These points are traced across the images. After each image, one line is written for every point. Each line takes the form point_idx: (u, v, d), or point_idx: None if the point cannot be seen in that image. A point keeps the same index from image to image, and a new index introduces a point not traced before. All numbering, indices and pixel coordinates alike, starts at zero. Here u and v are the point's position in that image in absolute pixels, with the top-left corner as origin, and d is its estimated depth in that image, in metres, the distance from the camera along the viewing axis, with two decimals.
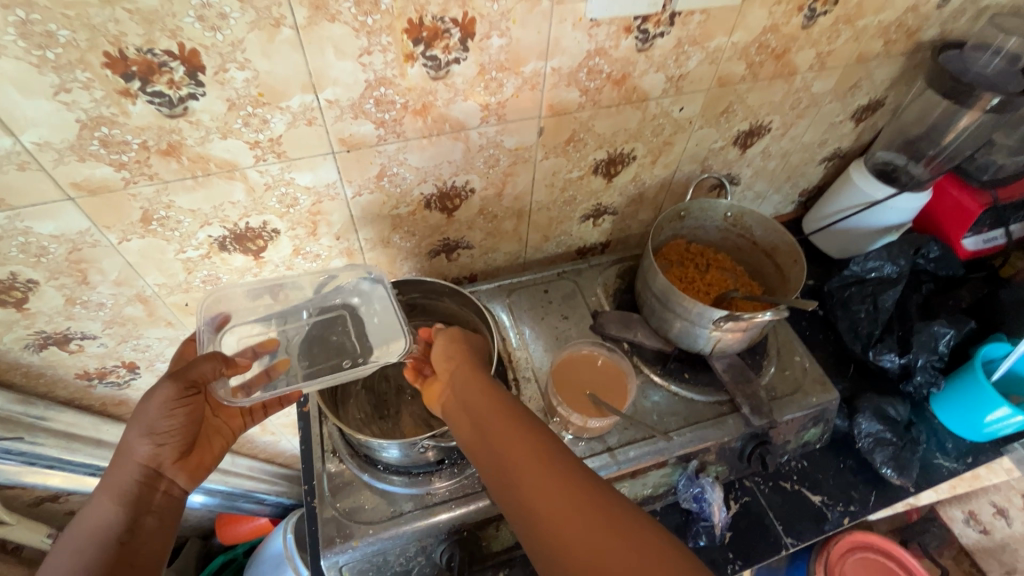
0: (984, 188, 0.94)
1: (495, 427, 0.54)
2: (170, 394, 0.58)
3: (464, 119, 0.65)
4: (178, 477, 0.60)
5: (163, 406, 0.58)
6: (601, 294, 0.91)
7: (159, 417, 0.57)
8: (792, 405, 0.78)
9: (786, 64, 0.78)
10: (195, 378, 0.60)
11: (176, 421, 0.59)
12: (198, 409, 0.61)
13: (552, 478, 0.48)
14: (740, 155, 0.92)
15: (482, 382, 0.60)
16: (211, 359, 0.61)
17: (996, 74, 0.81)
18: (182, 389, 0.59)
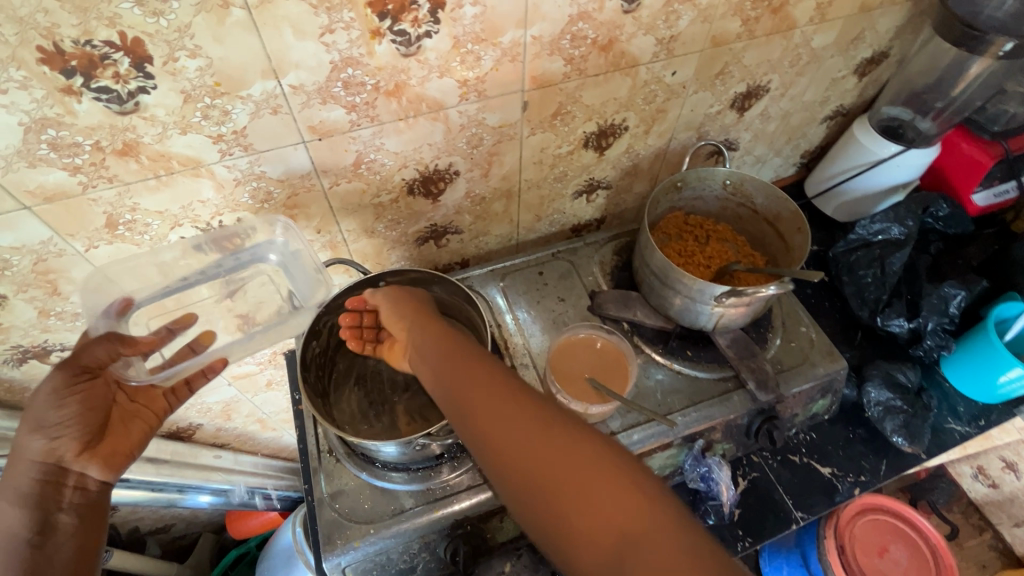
0: (995, 140, 0.90)
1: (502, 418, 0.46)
2: (57, 384, 0.57)
3: (441, 97, 0.61)
4: (88, 468, 0.58)
5: (51, 397, 0.56)
6: (598, 273, 0.88)
7: (47, 411, 0.56)
8: (799, 378, 0.76)
9: (785, 18, 0.73)
10: (87, 365, 0.59)
11: (69, 412, 0.57)
12: (94, 397, 0.59)
13: (575, 457, 0.42)
14: (738, 119, 0.88)
15: (467, 361, 0.54)
16: (103, 342, 0.59)
17: (1009, 17, 0.76)
18: (69, 377, 0.58)
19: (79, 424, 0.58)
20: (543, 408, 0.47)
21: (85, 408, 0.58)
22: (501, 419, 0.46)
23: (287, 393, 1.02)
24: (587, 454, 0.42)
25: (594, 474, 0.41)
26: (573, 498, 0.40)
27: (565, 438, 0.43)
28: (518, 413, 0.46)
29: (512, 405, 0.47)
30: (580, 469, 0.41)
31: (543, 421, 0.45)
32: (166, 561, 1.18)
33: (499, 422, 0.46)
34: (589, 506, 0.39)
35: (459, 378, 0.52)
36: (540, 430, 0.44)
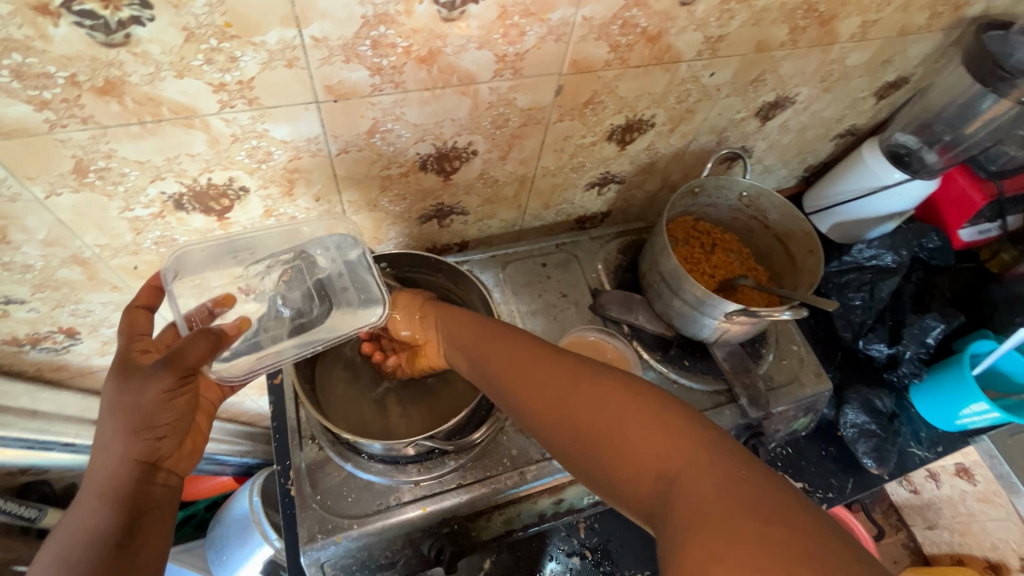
0: (990, 180, 0.92)
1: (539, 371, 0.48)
2: (166, 386, 0.49)
3: (474, 70, 0.55)
4: (176, 468, 0.53)
5: (161, 397, 0.49)
6: (602, 271, 0.85)
7: (155, 412, 0.49)
8: (787, 397, 0.78)
9: (829, 32, 0.71)
10: (193, 366, 0.50)
11: (170, 412, 0.51)
12: (190, 394, 0.53)
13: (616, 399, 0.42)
14: (759, 128, 0.86)
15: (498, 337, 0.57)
16: (205, 339, 0.50)
17: None
18: (180, 379, 0.50)
19: (175, 422, 0.52)
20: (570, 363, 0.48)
21: (180, 407, 0.52)
22: (533, 385, 0.47)
23: None
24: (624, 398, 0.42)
25: (630, 413, 0.40)
26: (604, 429, 0.41)
27: (599, 381, 0.44)
28: (554, 366, 0.48)
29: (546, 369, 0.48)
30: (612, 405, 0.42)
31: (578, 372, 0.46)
32: None
33: (534, 380, 0.48)
34: (631, 441, 0.39)
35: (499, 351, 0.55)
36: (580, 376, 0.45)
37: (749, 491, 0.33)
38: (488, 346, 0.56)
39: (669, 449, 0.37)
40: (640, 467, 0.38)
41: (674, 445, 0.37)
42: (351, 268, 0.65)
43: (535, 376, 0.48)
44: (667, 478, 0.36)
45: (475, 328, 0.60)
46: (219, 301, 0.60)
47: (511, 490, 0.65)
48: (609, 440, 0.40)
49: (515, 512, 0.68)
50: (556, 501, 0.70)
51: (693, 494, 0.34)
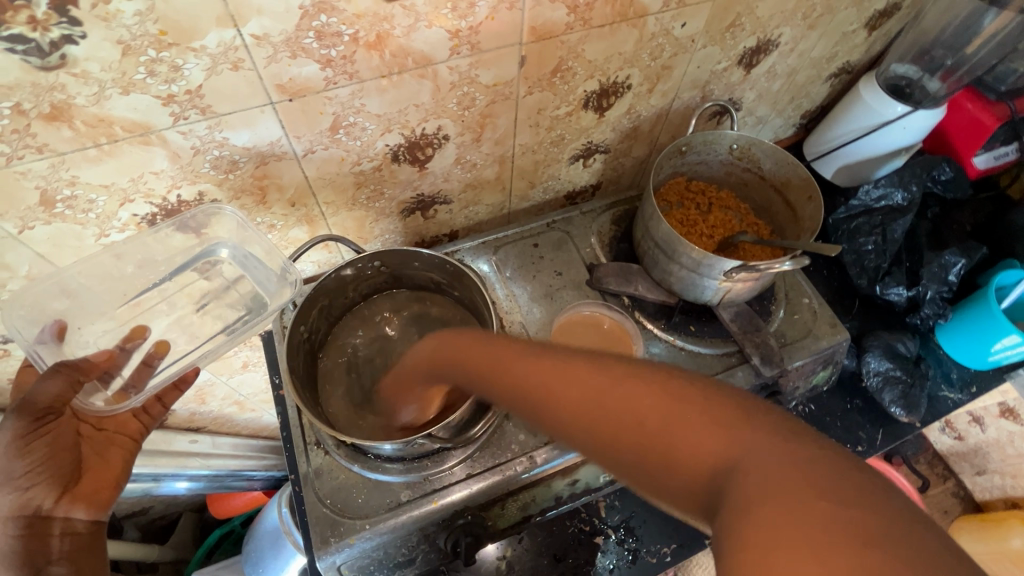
0: (1001, 101, 0.87)
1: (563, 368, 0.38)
2: (20, 432, 0.47)
3: (430, 51, 0.53)
4: (73, 512, 0.51)
5: (14, 447, 0.47)
6: (596, 245, 0.83)
7: (13, 464, 0.46)
8: (803, 351, 0.74)
9: None
10: (49, 406, 0.48)
11: (38, 459, 0.49)
12: (63, 435, 0.51)
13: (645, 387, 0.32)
14: (744, 77, 0.82)
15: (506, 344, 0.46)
16: (56, 375, 0.49)
17: None
18: (34, 423, 0.48)
19: (55, 466, 0.50)
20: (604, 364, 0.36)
21: (54, 450, 0.50)
22: (547, 399, 0.37)
23: (265, 374, 0.96)
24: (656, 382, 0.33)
25: (671, 403, 0.31)
26: (645, 430, 0.31)
27: (624, 374, 0.34)
28: (562, 363, 0.38)
29: (559, 376, 0.37)
30: (652, 398, 0.32)
31: (599, 369, 0.36)
32: (145, 545, 1.14)
33: (545, 378, 0.38)
34: (657, 427, 0.30)
35: (496, 361, 0.45)
36: (604, 374, 0.35)
37: (818, 455, 0.26)
38: (496, 361, 0.45)
39: (724, 430, 0.28)
40: (683, 464, 0.29)
41: (720, 425, 0.29)
42: (269, 264, 0.63)
43: (555, 384, 0.37)
44: (720, 470, 0.27)
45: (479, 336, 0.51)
46: (129, 336, 0.60)
47: (523, 476, 0.64)
48: (645, 440, 0.30)
49: (530, 496, 0.67)
50: (571, 483, 0.68)
51: (743, 482, 0.26)
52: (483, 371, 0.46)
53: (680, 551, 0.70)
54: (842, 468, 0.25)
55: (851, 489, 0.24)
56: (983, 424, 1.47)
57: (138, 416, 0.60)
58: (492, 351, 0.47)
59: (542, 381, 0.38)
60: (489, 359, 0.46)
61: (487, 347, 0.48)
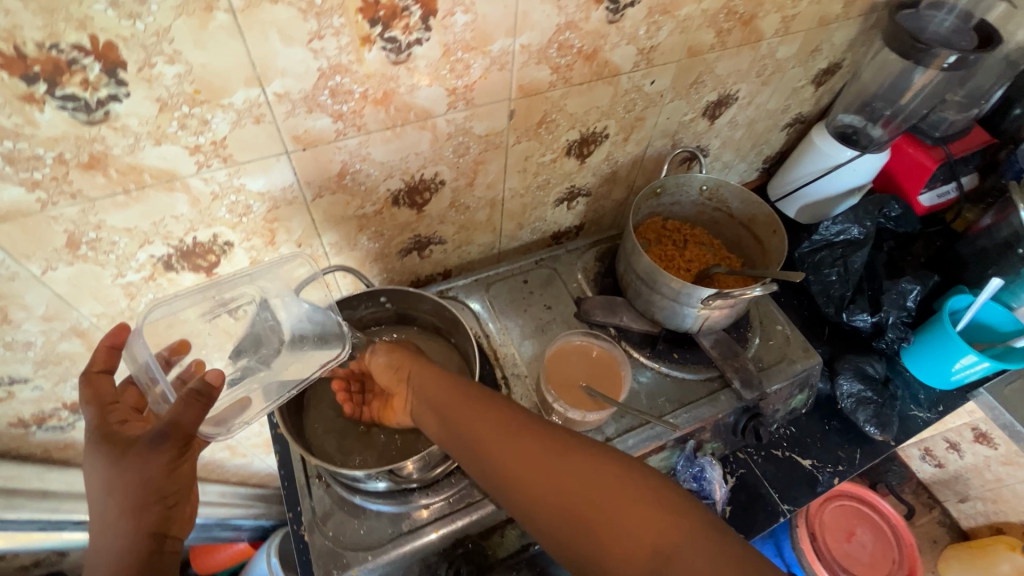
0: (937, 145, 0.98)
1: (531, 454, 0.49)
2: (168, 459, 0.49)
3: (429, 105, 0.59)
4: (182, 530, 0.52)
5: (167, 467, 0.49)
6: (582, 280, 0.88)
7: (160, 481, 0.49)
8: (779, 375, 0.79)
9: (753, 30, 0.76)
10: (190, 433, 0.50)
11: (176, 480, 0.50)
12: (192, 459, 0.52)
13: (602, 480, 0.46)
14: (709, 127, 0.91)
15: (475, 406, 0.56)
16: (195, 403, 0.50)
17: (950, 32, 0.82)
18: (180, 449, 0.49)
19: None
20: (562, 445, 0.50)
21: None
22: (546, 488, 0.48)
23: (259, 416, 0.97)
24: (610, 473, 0.46)
25: (626, 499, 0.45)
26: (610, 521, 0.44)
27: (582, 465, 0.47)
28: (530, 443, 0.50)
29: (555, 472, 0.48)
30: (627, 510, 0.44)
31: (581, 458, 0.48)
32: None
33: (514, 464, 0.50)
34: (610, 518, 0.44)
35: (477, 428, 0.54)
36: (573, 466, 0.47)
37: (696, 514, 0.44)
38: (465, 424, 0.55)
39: (666, 524, 0.43)
40: (634, 546, 0.43)
41: (654, 520, 0.43)
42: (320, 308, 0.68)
43: (538, 466, 0.49)
44: (661, 553, 0.41)
45: (447, 387, 0.60)
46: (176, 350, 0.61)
47: None
48: (620, 542, 0.43)
49: None
50: None
51: (677, 564, 0.40)
52: (464, 436, 0.55)
53: None
54: (700, 513, 0.44)
55: (726, 557, 0.40)
56: (960, 450, 1.49)
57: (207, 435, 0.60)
58: (491, 426, 0.53)
59: (534, 468, 0.49)
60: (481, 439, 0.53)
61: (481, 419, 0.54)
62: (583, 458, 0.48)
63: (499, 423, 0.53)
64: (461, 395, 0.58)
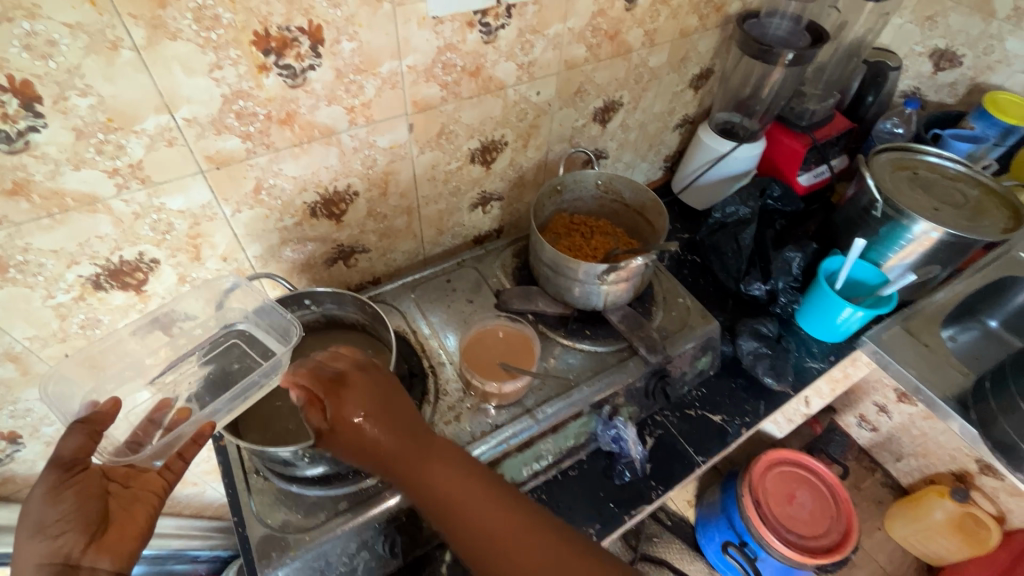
0: (803, 132, 1.12)
1: (489, 515, 0.60)
2: (51, 482, 0.49)
3: (331, 123, 0.68)
4: (98, 563, 0.48)
5: (47, 494, 0.48)
6: (501, 274, 0.96)
7: (45, 510, 0.47)
8: (682, 339, 0.88)
9: (621, 43, 0.88)
10: (75, 455, 0.51)
11: (67, 508, 0.48)
12: (91, 487, 0.51)
13: (547, 548, 0.58)
14: (602, 130, 1.02)
15: (441, 458, 0.63)
16: (76, 430, 0.53)
17: (787, 35, 0.97)
18: (64, 471, 0.50)
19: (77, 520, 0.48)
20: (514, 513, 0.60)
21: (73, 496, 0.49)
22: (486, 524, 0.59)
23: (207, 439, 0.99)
24: (550, 540, 0.59)
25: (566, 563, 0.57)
26: None
27: (527, 532, 0.59)
28: (493, 506, 0.60)
29: (499, 509, 0.60)
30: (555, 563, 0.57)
31: (532, 529, 0.59)
32: None
33: (480, 520, 0.59)
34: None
35: (445, 484, 0.61)
36: (528, 535, 0.59)
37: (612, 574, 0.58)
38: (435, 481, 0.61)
39: None
40: None
41: None
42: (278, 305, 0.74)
43: (497, 532, 0.59)
44: None
45: (416, 434, 0.64)
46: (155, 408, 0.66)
47: None
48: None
49: None
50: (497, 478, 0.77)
51: None
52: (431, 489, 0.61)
53: (603, 529, 0.79)
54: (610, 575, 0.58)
55: None
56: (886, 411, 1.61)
57: (164, 473, 0.57)
58: (462, 484, 0.61)
59: (490, 524, 0.59)
60: (433, 480, 0.61)
61: (441, 467, 0.62)
62: (532, 523, 0.60)
63: (466, 480, 0.62)
64: (428, 447, 0.63)
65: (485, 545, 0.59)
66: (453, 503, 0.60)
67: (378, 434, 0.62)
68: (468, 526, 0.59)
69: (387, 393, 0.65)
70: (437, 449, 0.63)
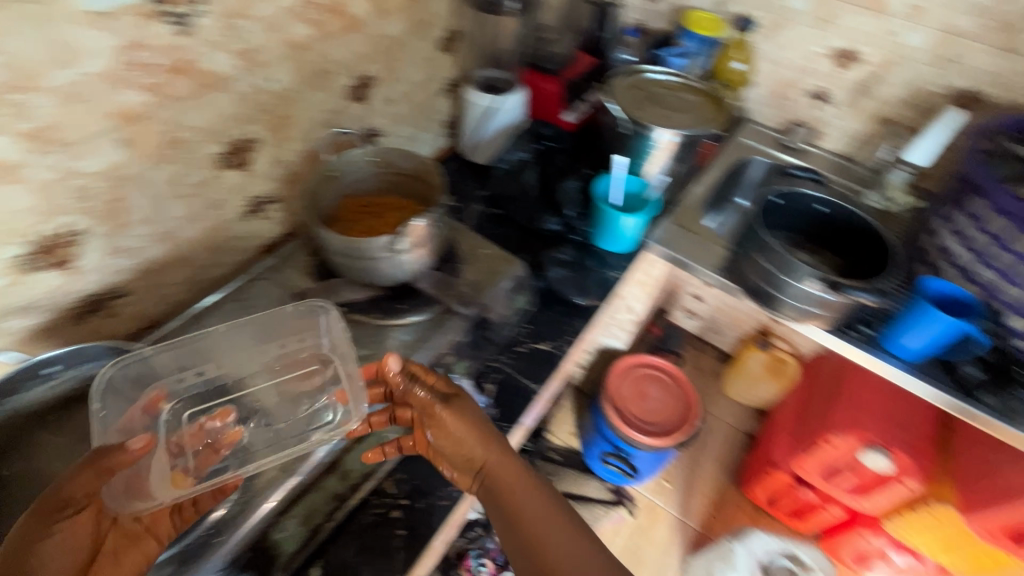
0: (553, 76, 1.23)
1: (535, 519, 0.65)
2: (26, 529, 0.51)
3: (4, 157, 0.57)
4: None
5: (28, 537, 0.50)
6: (300, 276, 0.91)
7: (51, 554, 0.51)
8: (491, 286, 0.93)
9: (348, 16, 0.87)
10: (68, 499, 0.53)
11: (65, 546, 0.53)
12: (80, 533, 0.54)
13: (573, 545, 0.62)
14: (365, 107, 1.01)
15: (513, 465, 0.69)
16: (84, 472, 0.53)
17: None
18: (55, 517, 0.52)
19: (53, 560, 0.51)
20: (567, 518, 0.65)
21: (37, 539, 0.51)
22: (539, 520, 0.65)
23: None
24: (579, 543, 0.62)
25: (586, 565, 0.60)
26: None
27: (564, 535, 0.63)
28: (536, 508, 0.66)
29: (541, 513, 0.65)
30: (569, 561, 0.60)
31: (572, 532, 0.63)
32: None
33: (530, 516, 0.65)
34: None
35: (504, 482, 0.68)
36: (560, 537, 0.63)
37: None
38: (501, 478, 0.68)
39: None
40: None
41: None
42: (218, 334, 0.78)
43: (537, 532, 0.63)
44: None
45: (481, 439, 0.70)
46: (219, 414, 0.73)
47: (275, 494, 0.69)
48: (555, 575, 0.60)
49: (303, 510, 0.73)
50: (342, 476, 0.77)
51: None
52: (490, 491, 0.69)
53: (464, 483, 0.82)
54: None
55: None
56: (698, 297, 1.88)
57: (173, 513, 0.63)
58: (517, 483, 0.68)
59: (538, 528, 0.64)
60: (507, 484, 0.68)
61: (507, 464, 0.69)
62: (572, 530, 0.64)
63: (528, 485, 0.68)
64: (507, 451, 0.70)
65: (528, 541, 0.63)
66: (511, 514, 0.66)
67: (454, 428, 0.70)
68: (519, 524, 0.65)
69: (469, 415, 0.71)
70: (509, 457, 0.70)
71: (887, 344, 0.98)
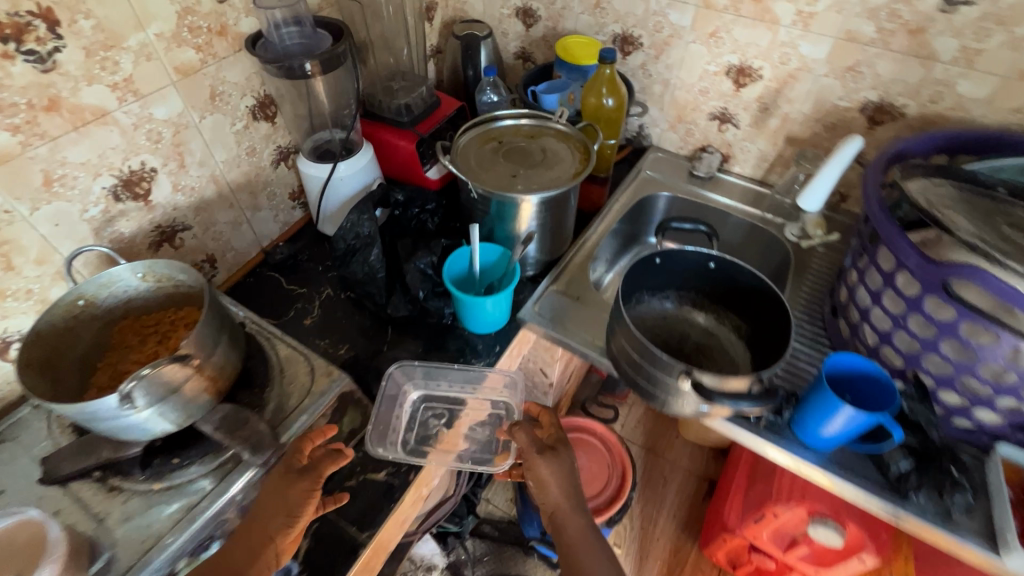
0: (407, 129, 1.06)
1: (580, 526, 0.78)
2: (280, 473, 0.69)
3: None
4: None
5: (279, 484, 0.68)
6: (53, 432, 0.73)
7: (276, 494, 0.68)
8: (299, 415, 0.76)
9: (78, 109, 0.71)
10: (297, 459, 0.70)
11: (291, 500, 0.68)
12: (297, 491, 0.68)
13: (598, 541, 0.76)
14: (151, 204, 0.85)
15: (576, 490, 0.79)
16: (301, 443, 0.70)
17: (298, 44, 0.87)
18: (292, 471, 0.69)
19: (277, 506, 0.67)
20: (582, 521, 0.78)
21: (280, 486, 0.68)
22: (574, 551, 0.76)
23: None
24: (598, 546, 0.76)
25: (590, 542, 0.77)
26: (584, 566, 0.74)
27: (592, 538, 0.77)
28: (581, 518, 0.79)
29: (581, 528, 0.78)
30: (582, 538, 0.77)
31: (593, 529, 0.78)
32: None
33: (575, 512, 0.79)
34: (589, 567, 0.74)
35: (572, 519, 0.78)
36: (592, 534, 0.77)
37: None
38: (560, 509, 0.78)
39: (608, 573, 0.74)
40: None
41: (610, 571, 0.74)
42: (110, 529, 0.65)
43: (581, 531, 0.77)
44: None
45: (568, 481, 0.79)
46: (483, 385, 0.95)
47: None
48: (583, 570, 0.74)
49: None
50: None
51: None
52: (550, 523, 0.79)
53: None
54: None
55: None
56: None
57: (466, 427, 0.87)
58: (578, 524, 0.78)
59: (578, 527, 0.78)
60: (566, 518, 0.78)
61: (565, 505, 0.79)
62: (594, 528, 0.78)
63: (577, 520, 0.78)
64: (570, 496, 0.79)
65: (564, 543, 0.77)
66: (557, 511, 0.79)
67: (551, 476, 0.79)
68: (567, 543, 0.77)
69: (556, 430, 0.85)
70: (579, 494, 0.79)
71: (797, 430, 0.81)
